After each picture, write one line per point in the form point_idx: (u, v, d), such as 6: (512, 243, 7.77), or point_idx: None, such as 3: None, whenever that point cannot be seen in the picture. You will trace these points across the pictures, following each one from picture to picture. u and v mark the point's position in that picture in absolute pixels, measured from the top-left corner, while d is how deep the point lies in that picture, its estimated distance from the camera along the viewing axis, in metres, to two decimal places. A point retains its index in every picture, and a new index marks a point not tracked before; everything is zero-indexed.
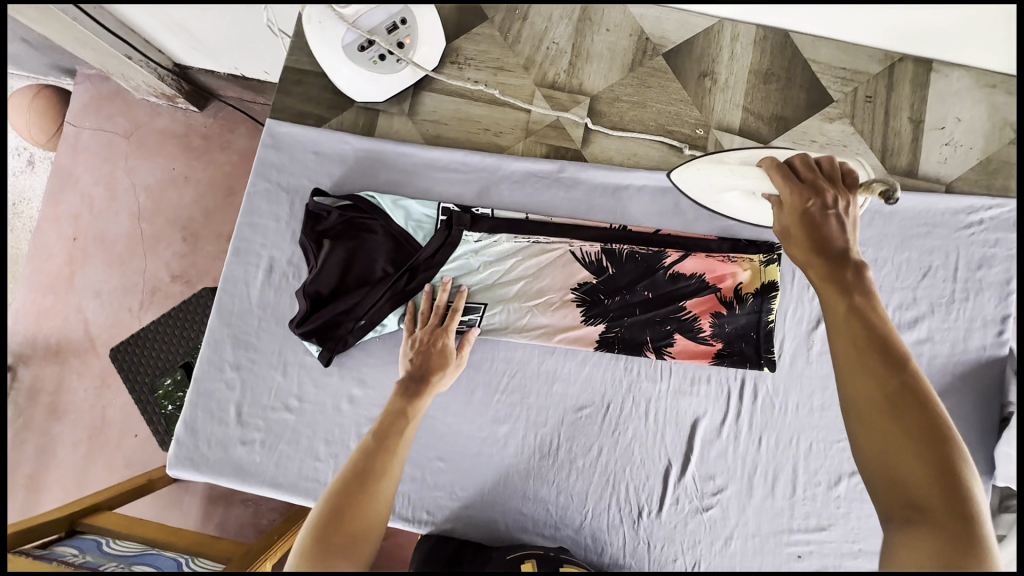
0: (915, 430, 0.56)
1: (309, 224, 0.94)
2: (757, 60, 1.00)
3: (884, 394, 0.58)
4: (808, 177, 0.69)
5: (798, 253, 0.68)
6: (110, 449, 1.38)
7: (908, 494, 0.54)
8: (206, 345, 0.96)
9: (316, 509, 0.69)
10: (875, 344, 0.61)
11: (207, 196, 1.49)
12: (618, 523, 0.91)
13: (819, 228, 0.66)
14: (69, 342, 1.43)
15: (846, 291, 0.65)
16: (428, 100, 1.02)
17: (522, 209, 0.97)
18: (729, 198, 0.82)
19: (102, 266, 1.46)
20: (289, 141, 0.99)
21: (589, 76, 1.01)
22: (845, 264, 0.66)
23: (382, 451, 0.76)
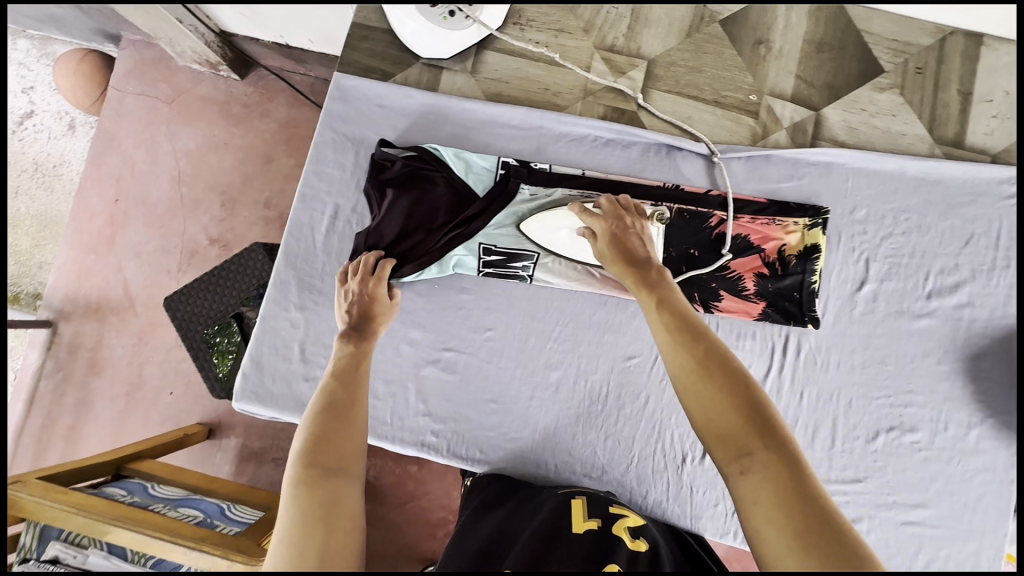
0: (727, 390, 0.60)
1: (373, 172, 0.99)
2: (811, 30, 1.03)
3: (694, 362, 0.62)
4: (609, 211, 0.86)
5: (614, 269, 0.79)
6: (148, 403, 1.43)
7: (736, 445, 0.56)
8: (272, 285, 1.00)
9: (297, 444, 0.67)
10: (680, 323, 0.67)
11: (245, 161, 1.53)
12: (663, 468, 0.95)
13: (623, 246, 0.80)
14: (108, 301, 1.48)
15: (652, 285, 0.74)
16: (490, 59, 1.05)
17: (579, 166, 1.01)
18: (561, 237, 0.94)
19: (143, 226, 1.51)
20: (356, 94, 1.03)
21: (646, 40, 1.04)
22: (648, 266, 0.77)
23: (347, 385, 0.76)
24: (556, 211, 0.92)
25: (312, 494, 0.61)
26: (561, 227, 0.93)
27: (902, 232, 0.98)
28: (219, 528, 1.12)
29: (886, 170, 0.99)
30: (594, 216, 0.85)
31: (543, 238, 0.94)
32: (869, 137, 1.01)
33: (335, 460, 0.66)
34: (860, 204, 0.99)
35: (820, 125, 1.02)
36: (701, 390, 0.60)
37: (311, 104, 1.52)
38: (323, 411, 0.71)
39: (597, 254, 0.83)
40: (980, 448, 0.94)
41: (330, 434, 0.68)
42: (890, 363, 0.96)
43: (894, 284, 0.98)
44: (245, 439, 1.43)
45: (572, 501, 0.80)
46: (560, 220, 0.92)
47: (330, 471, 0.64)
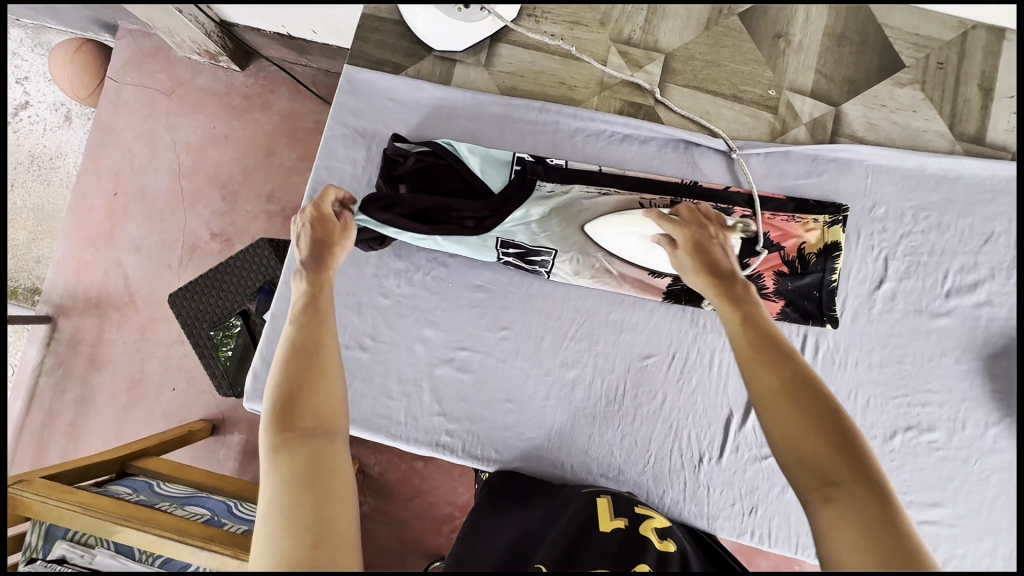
0: (815, 415, 0.55)
1: (386, 168, 0.96)
2: (832, 23, 1.01)
3: (780, 382, 0.58)
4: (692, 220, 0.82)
5: (698, 281, 0.74)
6: (152, 400, 1.42)
7: (820, 471, 0.52)
8: (282, 283, 0.99)
9: (268, 404, 0.60)
10: (765, 341, 0.63)
11: (248, 153, 1.50)
12: (680, 468, 0.94)
13: (706, 256, 0.76)
14: (110, 297, 1.45)
15: (734, 300, 0.69)
16: (504, 52, 1.03)
17: (595, 162, 0.99)
18: (627, 242, 0.91)
19: (144, 220, 1.48)
20: (367, 88, 1.01)
21: (663, 34, 1.02)
22: (733, 281, 0.72)
23: (311, 328, 0.68)
24: (626, 215, 0.90)
25: (292, 457, 0.55)
26: (632, 232, 0.90)
27: (922, 230, 0.97)
28: (228, 526, 1.10)
29: (906, 167, 0.98)
30: (676, 223, 0.80)
31: (606, 241, 0.93)
32: (889, 133, 1.00)
33: (314, 418, 0.59)
34: (880, 202, 0.98)
35: (840, 121, 1.00)
36: (786, 412, 0.56)
37: (316, 96, 1.49)
38: (288, 361, 0.63)
39: (676, 264, 0.79)
40: (998, 448, 0.94)
41: (301, 387, 0.61)
42: (908, 362, 0.96)
43: (913, 282, 0.97)
44: (251, 435, 1.42)
45: (597, 500, 0.79)
46: (631, 224, 0.90)
47: (308, 430, 0.58)
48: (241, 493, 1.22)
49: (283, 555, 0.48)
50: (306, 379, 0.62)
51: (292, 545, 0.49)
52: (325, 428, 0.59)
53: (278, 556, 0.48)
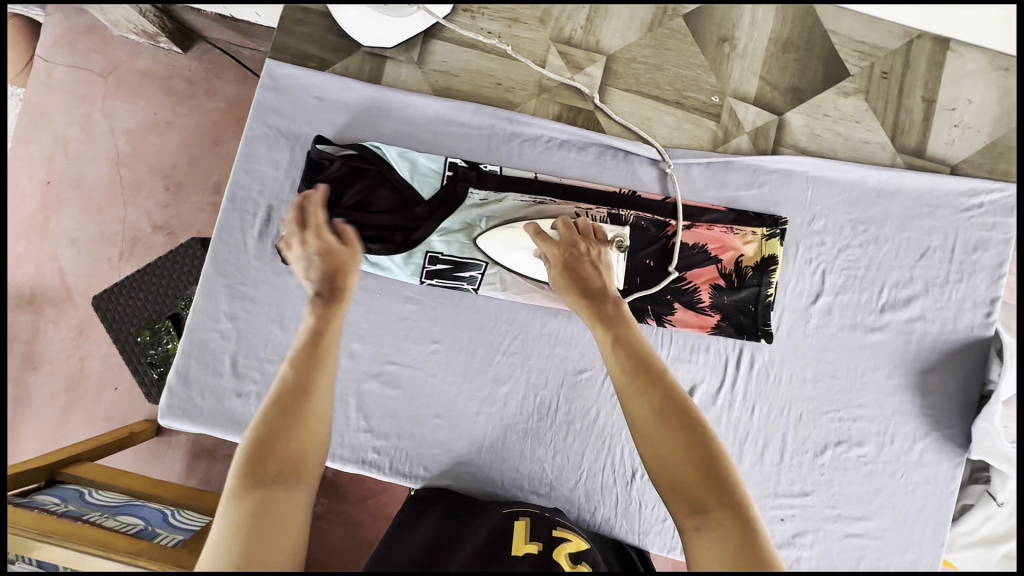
0: (684, 437, 0.61)
1: (309, 172, 0.91)
2: (778, 28, 0.98)
3: (653, 410, 0.63)
4: (567, 238, 0.84)
5: (572, 302, 0.78)
6: (88, 402, 1.34)
7: (691, 497, 0.58)
8: (199, 293, 0.93)
9: (238, 450, 0.60)
10: (638, 363, 0.67)
11: (190, 143, 1.40)
12: (613, 483, 0.93)
13: (581, 277, 0.79)
14: (44, 292, 1.37)
15: (610, 323, 0.73)
16: (438, 49, 0.98)
17: (532, 169, 0.95)
18: (518, 256, 0.90)
19: (75, 212, 1.39)
20: (291, 85, 0.95)
21: (606, 34, 0.98)
22: (604, 299, 0.76)
23: (304, 372, 0.66)
24: (511, 230, 0.89)
25: (249, 510, 0.55)
26: (520, 247, 0.89)
27: (859, 244, 0.96)
28: (161, 537, 1.06)
29: (847, 179, 0.97)
30: (548, 241, 0.84)
31: (498, 254, 0.90)
32: (831, 144, 0.98)
33: (277, 467, 0.59)
34: (819, 214, 0.96)
35: (782, 130, 0.98)
36: (659, 438, 0.61)
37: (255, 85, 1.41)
38: (274, 405, 0.63)
39: (552, 283, 0.83)
40: (924, 462, 0.94)
41: (280, 436, 0.60)
42: (841, 376, 0.95)
43: (849, 296, 0.96)
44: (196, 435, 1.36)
45: (515, 524, 0.75)
46: (517, 240, 0.89)
47: (271, 486, 0.57)
48: (181, 499, 1.17)
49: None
50: (283, 427, 0.61)
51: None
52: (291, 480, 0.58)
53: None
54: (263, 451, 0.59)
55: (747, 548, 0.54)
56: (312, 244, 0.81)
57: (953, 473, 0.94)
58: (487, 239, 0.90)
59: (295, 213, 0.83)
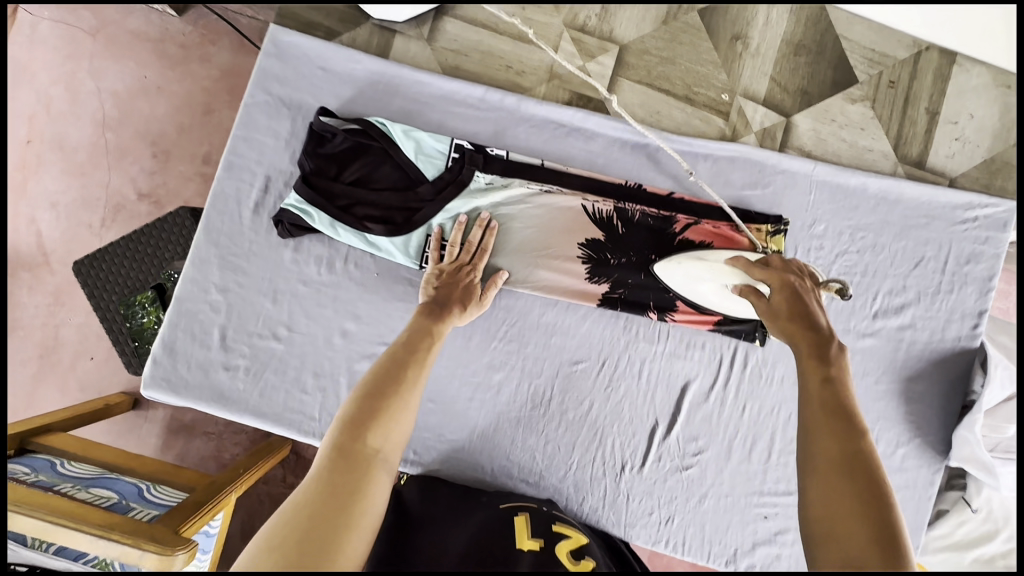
0: (859, 490, 0.58)
1: (312, 145, 0.90)
2: (791, 30, 0.98)
3: (836, 454, 0.61)
4: (779, 266, 0.77)
5: (784, 333, 0.72)
6: (63, 372, 1.30)
7: (844, 548, 0.54)
8: (190, 263, 0.90)
9: (341, 416, 0.66)
10: (836, 410, 0.65)
11: (182, 110, 1.35)
12: (602, 475, 0.93)
13: (799, 306, 0.72)
14: (19, 256, 1.32)
15: (823, 362, 0.69)
16: (448, 28, 0.96)
17: (539, 155, 0.94)
18: (703, 288, 0.87)
19: (56, 174, 1.34)
20: (295, 53, 0.92)
21: (620, 24, 0.97)
22: (824, 338, 0.70)
23: (402, 363, 0.73)
24: (701, 261, 0.86)
25: (343, 463, 0.60)
26: (706, 280, 0.86)
27: (857, 250, 0.97)
28: (135, 512, 1.03)
29: (849, 186, 0.97)
30: (764, 270, 0.77)
31: (679, 282, 0.89)
32: (835, 149, 0.99)
33: (379, 440, 0.64)
34: (820, 219, 0.97)
35: (789, 132, 0.98)
36: (833, 478, 0.59)
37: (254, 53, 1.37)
38: (386, 384, 0.70)
39: (762, 312, 0.75)
40: (905, 467, 0.97)
41: (377, 407, 0.66)
42: None
43: (844, 301, 0.97)
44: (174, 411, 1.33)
45: (514, 519, 0.75)
46: (706, 271, 0.85)
47: (366, 448, 0.62)
48: (156, 476, 1.14)
49: (289, 554, 0.50)
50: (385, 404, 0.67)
51: (298, 554, 0.50)
52: (385, 455, 0.63)
53: (284, 557, 0.50)
54: (362, 417, 0.65)
55: None
56: (463, 277, 0.87)
57: (932, 478, 0.96)
58: (668, 266, 0.89)
59: (472, 238, 0.89)
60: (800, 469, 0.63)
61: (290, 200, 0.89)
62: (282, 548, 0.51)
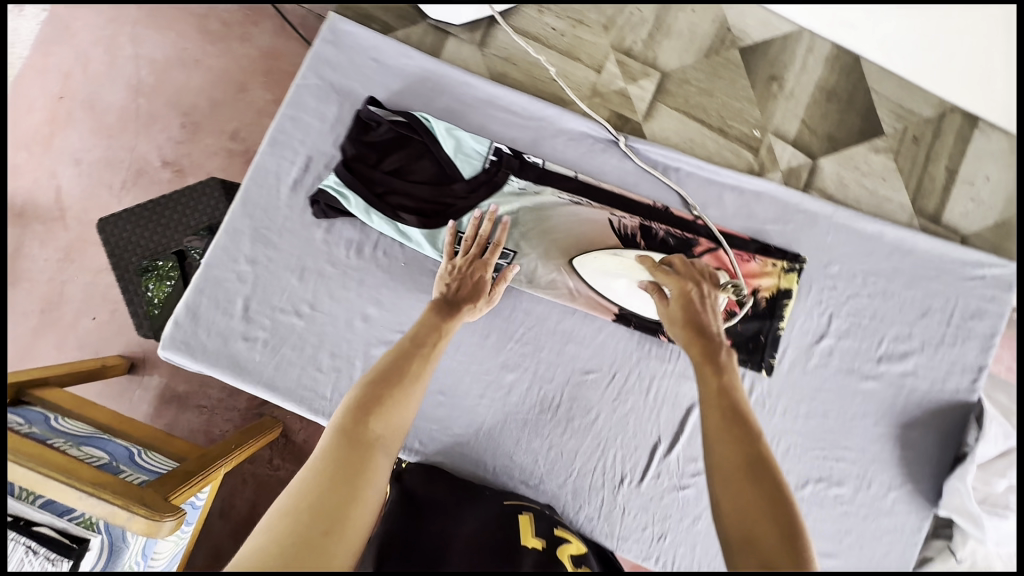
0: (769, 495, 0.58)
1: (356, 131, 0.92)
2: (825, 77, 1.02)
3: (739, 459, 0.61)
4: (682, 272, 0.81)
5: (682, 339, 0.76)
6: (63, 328, 1.30)
7: (761, 555, 0.54)
8: (224, 231, 0.92)
9: (348, 399, 0.68)
10: (734, 413, 0.66)
11: (219, 85, 1.38)
12: (600, 486, 0.94)
13: (694, 312, 0.77)
14: (35, 208, 1.33)
15: (717, 367, 0.71)
16: (500, 36, 1.00)
17: (573, 168, 0.97)
18: (617, 285, 0.91)
19: (84, 132, 1.35)
20: (351, 42, 0.95)
21: (664, 52, 1.01)
22: (716, 344, 0.73)
23: (408, 354, 0.75)
24: (617, 258, 0.90)
25: (350, 444, 0.62)
26: (621, 277, 0.90)
27: (867, 294, 1.01)
28: (125, 474, 1.02)
29: (865, 231, 1.01)
30: (667, 275, 0.81)
31: (595, 279, 0.92)
32: (856, 195, 1.02)
33: (383, 423, 0.65)
34: (835, 260, 1.00)
35: (814, 174, 1.02)
36: (737, 485, 0.60)
37: (298, 38, 1.40)
38: (388, 372, 0.72)
39: (663, 315, 0.80)
40: (895, 510, 0.98)
41: (384, 392, 0.68)
42: (832, 417, 0.99)
43: (850, 342, 1.00)
44: (170, 380, 1.32)
45: (518, 517, 0.77)
46: (620, 268, 0.90)
47: (374, 432, 0.64)
48: (146, 442, 1.15)
49: (301, 522, 0.53)
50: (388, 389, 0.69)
51: (305, 524, 0.53)
52: (389, 439, 0.65)
53: (294, 526, 0.52)
54: (371, 402, 0.67)
55: None
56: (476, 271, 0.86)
57: (920, 525, 0.98)
58: (583, 262, 0.92)
59: (482, 231, 0.87)
60: (708, 478, 0.63)
61: (330, 181, 0.91)
62: (296, 514, 0.53)
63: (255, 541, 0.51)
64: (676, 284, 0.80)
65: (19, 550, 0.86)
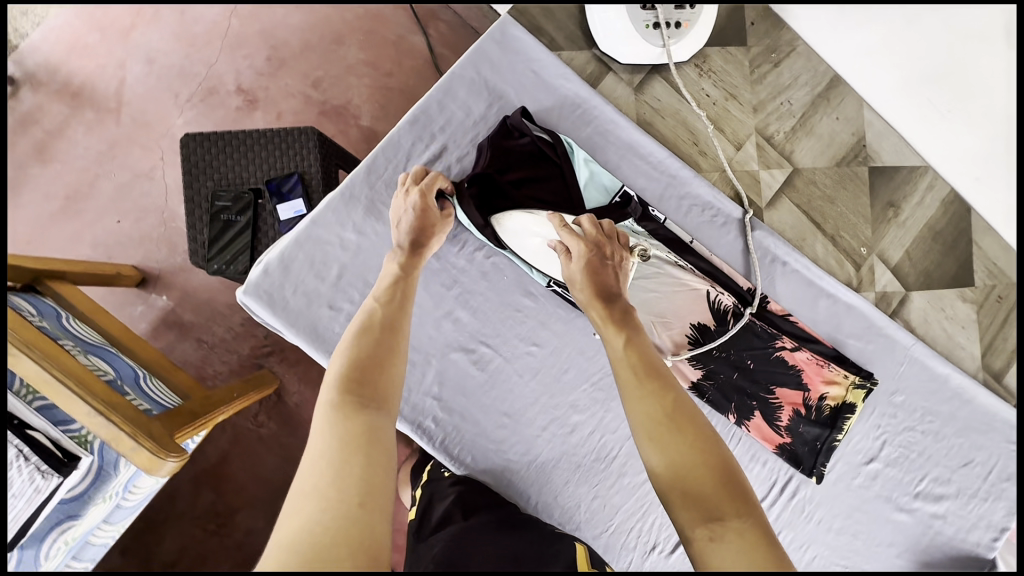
0: (698, 444, 0.65)
1: (498, 135, 0.91)
2: (934, 219, 1.04)
3: (664, 413, 0.67)
4: (592, 235, 0.84)
5: (584, 298, 0.81)
6: (83, 220, 1.27)
7: (708, 510, 0.59)
8: (339, 194, 0.89)
9: (331, 372, 0.67)
10: (647, 367, 0.72)
11: (319, 29, 1.34)
12: (632, 547, 0.93)
13: (598, 274, 0.81)
14: (90, 89, 1.30)
15: (624, 326, 0.77)
16: (657, 87, 1.03)
17: (690, 234, 0.98)
18: (529, 244, 0.88)
19: (161, 31, 1.31)
20: (515, 47, 0.94)
21: (801, 150, 1.05)
22: (617, 304, 0.80)
23: (393, 304, 0.76)
24: (534, 215, 0.87)
25: (349, 419, 0.61)
26: (535, 234, 0.88)
27: (921, 431, 1.03)
28: (129, 398, 0.95)
29: (938, 371, 1.03)
30: (574, 235, 0.83)
31: (514, 237, 0.89)
32: (934, 334, 1.06)
33: (372, 387, 0.65)
34: (902, 389, 1.03)
35: (903, 304, 1.06)
36: (663, 438, 0.65)
37: (408, 7, 1.34)
38: (370, 333, 0.71)
39: (568, 275, 0.83)
40: None
41: (372, 359, 0.68)
42: (859, 538, 1.01)
43: (895, 472, 1.02)
44: (178, 306, 1.26)
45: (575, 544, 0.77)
46: (536, 226, 0.87)
47: (363, 398, 0.63)
48: (152, 365, 1.10)
49: (331, 496, 0.53)
50: (378, 353, 0.69)
51: (337, 499, 0.52)
52: (380, 400, 0.64)
53: (328, 508, 0.52)
54: (358, 369, 0.67)
55: (763, 553, 0.56)
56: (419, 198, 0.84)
57: None
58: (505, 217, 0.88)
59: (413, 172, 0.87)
60: (638, 444, 0.67)
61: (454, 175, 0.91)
62: (325, 489, 0.53)
63: (290, 530, 0.51)
64: (575, 242, 0.82)
65: (9, 452, 0.80)
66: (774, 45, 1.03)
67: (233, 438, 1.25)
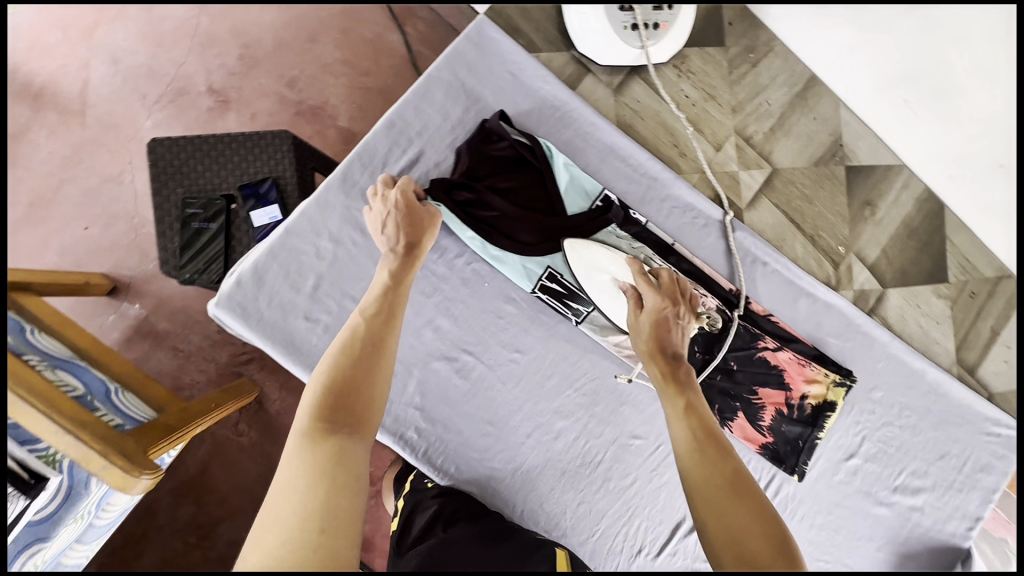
0: (754, 508, 0.65)
1: (477, 140, 0.89)
2: (910, 216, 1.05)
3: (723, 478, 0.67)
4: (665, 288, 0.85)
5: (645, 350, 0.82)
6: (48, 227, 1.22)
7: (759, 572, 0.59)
8: (314, 202, 0.87)
9: (307, 397, 0.65)
10: (706, 433, 0.73)
11: (292, 27, 1.30)
12: (618, 551, 0.92)
13: (663, 330, 0.82)
14: (52, 90, 1.25)
15: (682, 386, 0.78)
16: (637, 88, 1.03)
17: (671, 236, 0.98)
18: (598, 279, 0.90)
19: (127, 30, 1.27)
20: (493, 48, 0.93)
21: (780, 150, 1.05)
22: (678, 363, 0.80)
23: (383, 324, 0.73)
24: (613, 254, 0.89)
25: (317, 445, 0.59)
26: (606, 271, 0.89)
27: (899, 425, 1.04)
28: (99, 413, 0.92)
29: (913, 366, 1.05)
30: (649, 284, 0.84)
31: (581, 268, 0.89)
32: (910, 330, 1.08)
33: (349, 412, 0.63)
34: (879, 386, 1.04)
35: (880, 301, 1.07)
36: (722, 501, 0.65)
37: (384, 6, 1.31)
38: (352, 353, 0.69)
39: (633, 324, 0.85)
40: None
41: (350, 381, 0.66)
42: (841, 533, 1.03)
43: (874, 466, 1.04)
44: (151, 314, 1.22)
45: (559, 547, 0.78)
46: (611, 264, 0.89)
47: (335, 423, 0.61)
48: (123, 377, 1.07)
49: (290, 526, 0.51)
50: (357, 374, 0.67)
51: (297, 527, 0.51)
52: (352, 425, 0.62)
53: (289, 539, 0.50)
54: (335, 393, 0.65)
55: None
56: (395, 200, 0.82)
57: None
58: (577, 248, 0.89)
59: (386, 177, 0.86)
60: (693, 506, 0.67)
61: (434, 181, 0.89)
62: (285, 520, 0.52)
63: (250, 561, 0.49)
64: (648, 291, 0.84)
65: None
66: (751, 45, 1.03)
67: (211, 449, 1.21)
